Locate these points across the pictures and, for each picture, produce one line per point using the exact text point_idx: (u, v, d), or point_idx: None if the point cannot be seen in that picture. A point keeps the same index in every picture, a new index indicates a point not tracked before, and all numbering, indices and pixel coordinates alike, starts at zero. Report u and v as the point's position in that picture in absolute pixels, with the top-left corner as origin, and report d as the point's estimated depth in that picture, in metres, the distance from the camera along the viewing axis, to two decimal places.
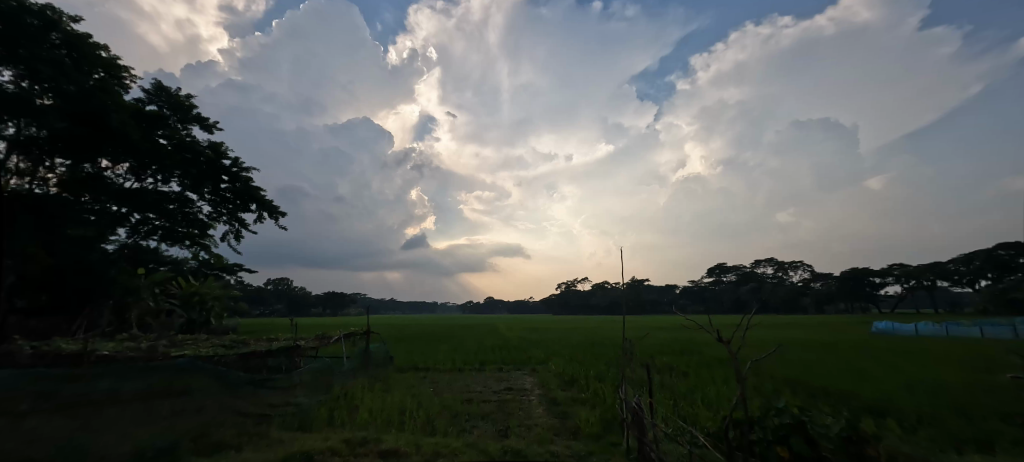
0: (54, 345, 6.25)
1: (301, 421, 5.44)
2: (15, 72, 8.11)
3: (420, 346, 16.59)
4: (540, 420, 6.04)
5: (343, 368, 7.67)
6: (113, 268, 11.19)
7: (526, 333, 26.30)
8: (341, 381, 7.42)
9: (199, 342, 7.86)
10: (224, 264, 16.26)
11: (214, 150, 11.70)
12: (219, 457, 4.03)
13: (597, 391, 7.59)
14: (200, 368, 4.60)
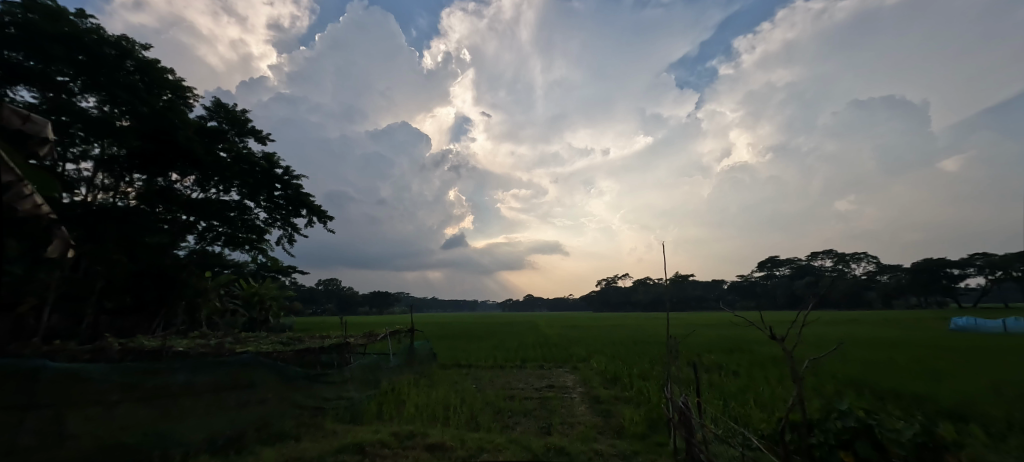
0: (139, 342, 6.98)
1: (352, 415, 5.70)
2: (98, 98, 9.19)
3: (463, 343, 16.93)
4: (582, 418, 5.98)
5: (390, 364, 7.97)
6: (185, 272, 12.29)
7: (567, 331, 26.17)
8: (388, 377, 7.72)
9: (260, 339, 8.48)
10: (280, 266, 17.43)
11: (268, 161, 12.55)
12: (280, 446, 4.33)
13: (641, 390, 7.40)
14: (263, 362, 4.81)
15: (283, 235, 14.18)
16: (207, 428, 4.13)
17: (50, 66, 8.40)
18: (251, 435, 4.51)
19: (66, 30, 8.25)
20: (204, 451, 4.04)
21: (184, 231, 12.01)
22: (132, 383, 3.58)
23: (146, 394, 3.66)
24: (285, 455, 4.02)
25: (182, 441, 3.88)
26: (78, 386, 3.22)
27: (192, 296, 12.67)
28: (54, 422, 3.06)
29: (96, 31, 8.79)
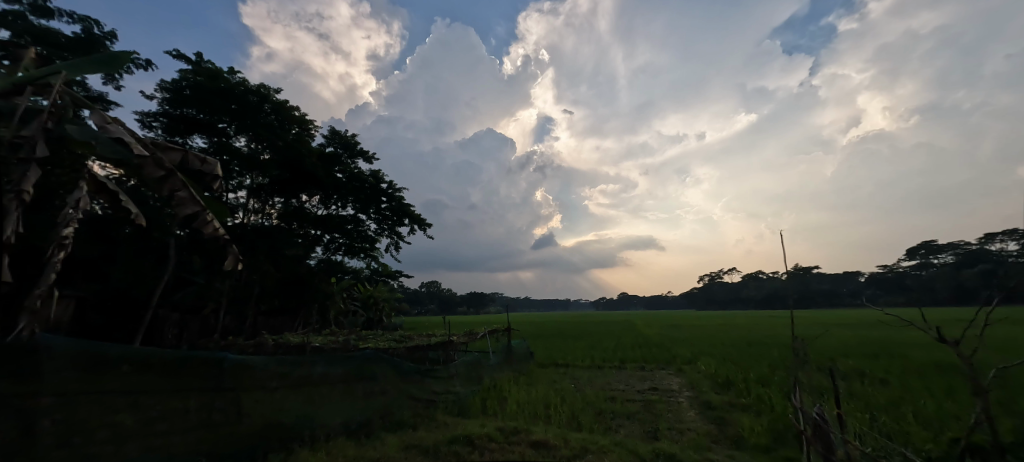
0: (287, 338, 8.33)
1: (460, 409, 6.01)
2: (248, 138, 11.19)
3: (558, 343, 16.93)
4: (693, 425, 5.54)
5: (492, 362, 8.29)
6: (316, 278, 14.31)
7: (667, 330, 24.58)
8: (491, 374, 8.02)
9: (378, 337, 9.52)
10: (390, 272, 19.36)
11: (375, 178, 14.09)
12: (400, 434, 4.78)
13: (761, 397, 6.61)
14: (382, 357, 5.33)
15: (390, 243, 15.66)
16: (342, 414, 4.76)
17: (214, 117, 10.49)
18: (376, 421, 5.08)
19: (222, 86, 10.22)
20: (340, 433, 4.64)
21: (313, 244, 13.93)
22: (282, 371, 4.18)
23: (296, 382, 4.30)
24: (405, 442, 4.42)
25: (324, 424, 4.52)
26: (248, 374, 3.86)
27: (322, 300, 14.59)
28: (235, 403, 3.74)
29: (243, 83, 10.76)
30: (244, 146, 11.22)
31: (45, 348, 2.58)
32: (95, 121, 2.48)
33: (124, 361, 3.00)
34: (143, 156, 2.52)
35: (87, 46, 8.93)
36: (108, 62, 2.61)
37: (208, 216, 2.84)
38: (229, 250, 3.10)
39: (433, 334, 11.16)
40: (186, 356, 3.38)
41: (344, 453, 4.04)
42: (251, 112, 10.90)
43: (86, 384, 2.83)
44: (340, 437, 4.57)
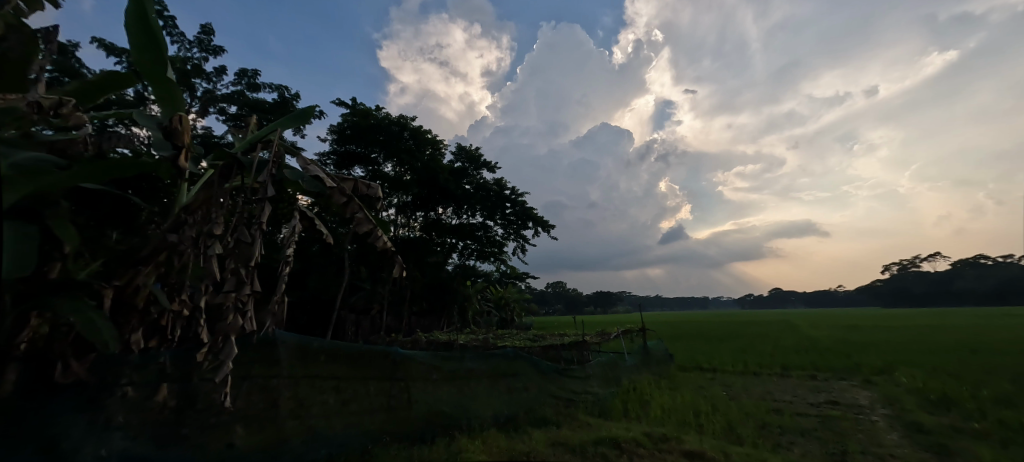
0: (435, 336, 9.36)
1: (601, 411, 5.74)
2: (394, 163, 13.18)
3: (697, 346, 15.45)
4: (898, 450, 4.44)
5: (629, 364, 7.76)
6: (455, 281, 15.53)
7: (839, 334, 20.32)
8: (630, 376, 7.55)
9: (512, 336, 10.05)
10: (518, 274, 20.32)
11: (498, 185, 15.05)
12: (545, 429, 4.77)
13: (1006, 423, 4.97)
14: (523, 356, 5.26)
15: (517, 247, 16.52)
16: (492, 407, 4.74)
17: (369, 149, 12.69)
18: (522, 416, 4.98)
19: (372, 122, 12.51)
20: (492, 426, 4.62)
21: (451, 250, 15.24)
22: (439, 364, 4.27)
23: (449, 375, 4.35)
24: (552, 439, 4.36)
25: (477, 418, 4.52)
26: (413, 364, 4.03)
27: (462, 301, 15.99)
28: (404, 392, 3.95)
29: (387, 117, 12.87)
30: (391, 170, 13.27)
31: (277, 342, 3.09)
32: (300, 165, 3.09)
33: (330, 352, 3.43)
34: (332, 188, 3.05)
35: (283, 110, 11.67)
36: (303, 117, 3.28)
37: (378, 233, 3.28)
38: (394, 260, 3.54)
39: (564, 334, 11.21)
40: (363, 349, 3.63)
41: (497, 445, 4.03)
42: (395, 140, 12.85)
43: (307, 369, 3.28)
44: (492, 429, 4.51)
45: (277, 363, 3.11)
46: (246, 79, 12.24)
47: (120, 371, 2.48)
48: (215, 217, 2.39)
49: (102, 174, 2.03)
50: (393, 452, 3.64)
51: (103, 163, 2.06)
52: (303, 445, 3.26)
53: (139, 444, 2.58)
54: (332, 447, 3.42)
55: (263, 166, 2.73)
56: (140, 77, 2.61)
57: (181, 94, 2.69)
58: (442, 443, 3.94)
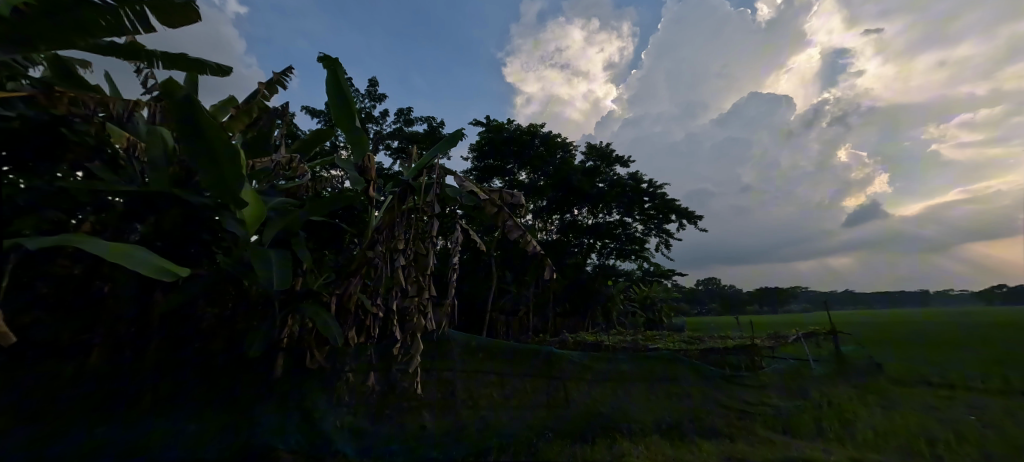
0: (581, 337, 9.39)
1: (786, 427, 4.93)
2: (528, 171, 13.98)
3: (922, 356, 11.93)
4: None
5: (815, 373, 6.28)
6: (595, 282, 15.33)
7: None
8: (822, 390, 6.03)
9: (664, 338, 9.42)
10: (662, 271, 18.99)
11: (633, 179, 14.50)
12: (719, 442, 4.25)
13: None
14: (682, 360, 4.84)
15: (660, 242, 15.63)
16: (652, 413, 4.45)
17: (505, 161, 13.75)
18: (687, 424, 4.58)
19: (506, 136, 13.45)
20: (656, 432, 4.32)
21: (589, 251, 15.37)
22: (591, 365, 4.23)
23: (602, 376, 4.26)
24: (727, 453, 3.88)
25: (639, 422, 4.28)
26: (567, 364, 4.10)
27: (604, 301, 15.56)
28: (560, 390, 3.99)
29: (518, 129, 13.70)
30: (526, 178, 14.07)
31: (449, 340, 3.68)
32: (456, 182, 3.50)
33: (492, 351, 3.81)
34: (485, 199, 3.38)
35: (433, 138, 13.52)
36: (452, 142, 3.76)
37: (527, 238, 3.46)
38: (544, 263, 3.65)
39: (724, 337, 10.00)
40: (518, 348, 3.90)
41: (661, 452, 3.77)
42: (527, 149, 13.64)
43: (473, 366, 3.70)
44: (656, 435, 4.21)
45: (450, 358, 3.65)
46: (403, 116, 14.52)
47: (344, 361, 3.30)
48: (398, 236, 3.01)
49: (321, 208, 2.97)
50: (558, 447, 3.61)
51: (322, 200, 2.99)
52: (479, 432, 3.48)
53: (360, 418, 3.19)
54: (502, 436, 3.55)
55: (429, 186, 3.18)
56: (337, 128, 3.32)
57: (364, 135, 3.31)
58: (604, 444, 3.79)
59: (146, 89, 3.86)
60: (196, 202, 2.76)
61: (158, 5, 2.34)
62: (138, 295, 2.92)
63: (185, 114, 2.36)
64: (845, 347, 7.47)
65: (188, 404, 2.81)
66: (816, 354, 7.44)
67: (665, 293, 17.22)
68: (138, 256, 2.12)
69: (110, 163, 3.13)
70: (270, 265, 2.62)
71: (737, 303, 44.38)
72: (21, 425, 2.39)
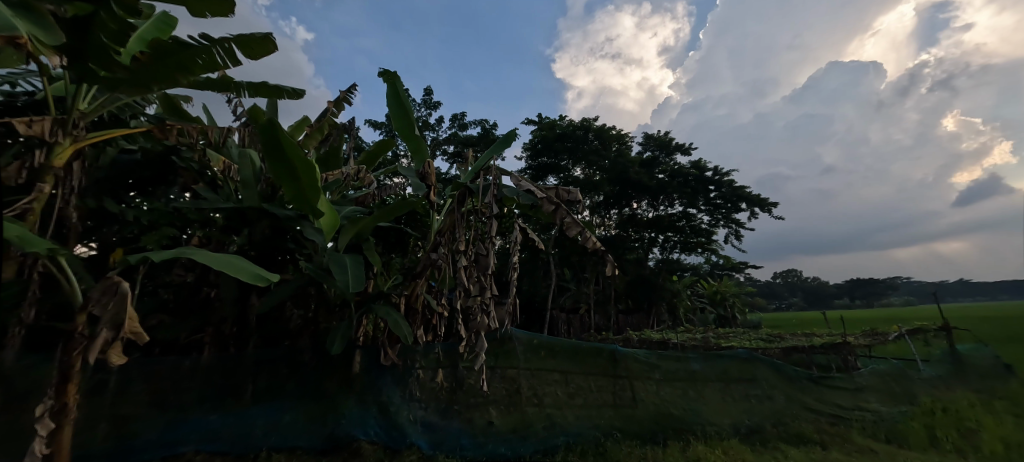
0: (646, 334, 9.06)
1: (891, 436, 4.38)
2: (582, 166, 13.74)
3: None
4: None
5: (925, 375, 5.49)
6: (658, 278, 14.71)
7: None
8: (936, 395, 5.26)
9: (739, 335, 8.78)
10: (732, 264, 17.72)
11: (697, 167, 13.65)
12: (808, 449, 3.90)
13: None
14: (762, 359, 4.50)
15: (729, 233, 14.58)
16: (728, 415, 4.19)
17: (558, 157, 13.63)
18: (769, 429, 4.24)
19: (559, 132, 13.31)
20: (733, 436, 4.09)
21: (651, 245, 14.79)
22: (659, 364, 4.07)
23: (673, 375, 4.08)
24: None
25: (714, 425, 4.06)
26: (633, 362, 3.98)
27: (670, 297, 14.82)
28: (627, 389, 3.89)
29: (571, 124, 13.51)
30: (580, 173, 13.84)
31: (513, 338, 3.65)
32: (512, 182, 3.54)
33: (556, 348, 3.74)
34: (543, 197, 3.38)
35: (487, 141, 13.78)
36: (506, 143, 3.81)
37: (586, 234, 3.41)
38: (605, 259, 3.57)
39: (808, 334, 9.10)
40: (582, 345, 3.80)
41: (741, 457, 3.52)
42: (581, 143, 13.41)
43: (538, 363, 3.69)
44: (734, 440, 3.95)
45: (515, 356, 3.64)
46: (457, 121, 14.95)
47: (414, 357, 3.39)
48: (459, 238, 3.12)
49: (388, 215, 3.15)
50: (628, 449, 3.54)
51: (388, 208, 3.16)
52: (545, 430, 3.55)
53: (431, 413, 3.42)
54: (568, 436, 3.58)
55: (487, 187, 3.27)
56: (398, 138, 3.51)
57: (423, 142, 3.47)
58: (676, 448, 3.65)
59: (235, 116, 4.35)
60: (281, 215, 3.07)
61: (242, 40, 2.60)
62: (238, 300, 3.31)
63: (269, 136, 2.61)
64: (965, 345, 6.48)
65: (280, 397, 3.09)
66: (927, 353, 6.50)
67: (737, 287, 15.95)
68: (241, 266, 2.38)
69: (211, 183, 3.64)
70: (347, 270, 2.86)
71: (822, 297, 40.10)
72: (153, 412, 2.79)
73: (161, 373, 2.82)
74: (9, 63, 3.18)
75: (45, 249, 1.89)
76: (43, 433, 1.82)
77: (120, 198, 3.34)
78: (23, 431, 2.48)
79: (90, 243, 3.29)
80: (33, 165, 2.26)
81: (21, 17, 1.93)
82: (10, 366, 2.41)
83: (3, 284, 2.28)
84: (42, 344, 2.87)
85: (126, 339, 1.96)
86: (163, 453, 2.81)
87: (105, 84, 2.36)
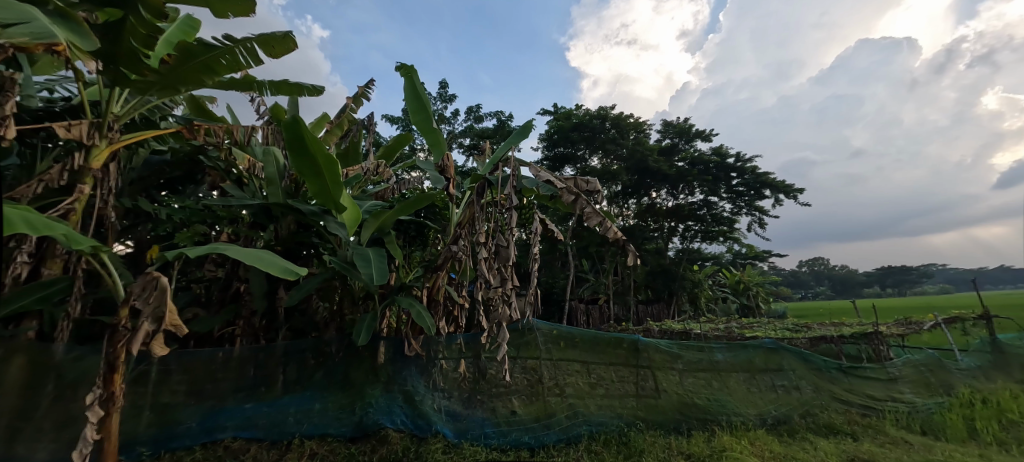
0: (667, 325, 8.98)
1: (926, 428, 4.23)
2: (599, 155, 13.58)
3: None
4: None
5: (962, 365, 5.27)
6: (678, 268, 14.51)
7: None
8: (974, 386, 5.05)
9: (763, 325, 8.61)
10: (756, 253, 17.33)
11: (718, 154, 13.28)
12: (839, 440, 3.80)
13: None
14: (788, 349, 4.44)
15: (752, 221, 14.22)
16: (754, 406, 4.13)
17: (575, 147, 13.51)
18: (798, 420, 4.15)
19: (575, 122, 13.13)
20: (761, 426, 4.02)
21: (670, 234, 14.59)
22: (682, 354, 4.06)
23: (697, 366, 4.05)
24: (848, 453, 3.46)
25: (741, 415, 4.00)
26: (656, 353, 3.96)
27: (691, 287, 14.56)
28: (651, 380, 3.88)
29: (587, 113, 13.30)
30: (597, 163, 13.70)
31: (534, 329, 3.68)
32: (531, 173, 3.54)
33: (577, 339, 3.78)
34: (562, 188, 3.37)
35: (503, 132, 13.75)
36: (523, 134, 3.79)
37: (606, 224, 3.38)
38: (626, 249, 3.53)
39: (836, 323, 8.85)
40: (603, 336, 3.82)
41: (769, 448, 3.46)
42: (597, 132, 13.23)
43: (559, 354, 3.72)
44: (761, 430, 3.88)
45: (537, 347, 3.68)
46: (473, 114, 14.96)
47: (437, 348, 3.47)
48: (478, 230, 3.14)
49: (408, 208, 3.20)
50: (651, 438, 3.53)
51: (408, 201, 3.21)
52: (568, 419, 3.56)
53: (454, 402, 3.49)
54: (593, 424, 3.59)
55: (505, 179, 3.29)
56: (416, 132, 3.53)
57: (440, 135, 3.49)
58: (701, 437, 3.61)
59: (259, 115, 4.45)
60: (305, 210, 3.13)
61: (264, 39, 2.65)
62: (267, 293, 3.42)
63: (293, 133, 2.68)
64: (1005, 334, 6.21)
65: (310, 387, 3.21)
66: (964, 342, 6.25)
67: (761, 276, 15.54)
68: (270, 261, 2.46)
69: (238, 182, 3.68)
70: (371, 263, 2.92)
71: (850, 286, 38.77)
72: (192, 401, 2.92)
73: (197, 364, 2.94)
74: (47, 70, 3.32)
75: (89, 247, 1.98)
76: (94, 419, 1.94)
77: (153, 197, 3.54)
78: (75, 419, 2.64)
79: (127, 241, 3.44)
80: (73, 168, 2.37)
81: (60, 26, 2.03)
82: (60, 357, 2.57)
83: (52, 280, 2.43)
84: (89, 336, 3.04)
85: (166, 330, 2.06)
86: (203, 440, 2.94)
87: (137, 87, 2.45)
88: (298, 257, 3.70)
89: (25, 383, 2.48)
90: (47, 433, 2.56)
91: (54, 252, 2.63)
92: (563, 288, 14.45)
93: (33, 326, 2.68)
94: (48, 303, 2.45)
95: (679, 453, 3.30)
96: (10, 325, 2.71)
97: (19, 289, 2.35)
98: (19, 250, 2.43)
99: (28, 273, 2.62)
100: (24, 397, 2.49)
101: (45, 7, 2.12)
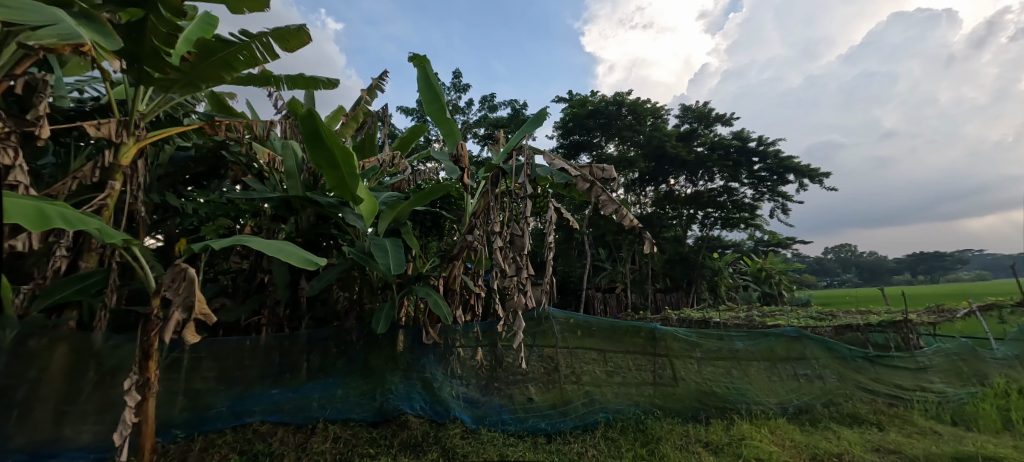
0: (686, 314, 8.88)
1: (957, 418, 4.08)
2: (616, 142, 13.35)
3: None
4: None
5: (997, 354, 5.08)
6: (697, 256, 14.31)
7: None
8: (1010, 375, 4.86)
9: (785, 314, 8.43)
10: (779, 240, 16.87)
11: (739, 138, 12.89)
12: (866, 430, 3.70)
13: None
14: (811, 337, 4.35)
15: (775, 206, 13.81)
16: (775, 394, 4.07)
17: (592, 135, 13.33)
18: (821, 409, 4.06)
19: (591, 109, 12.85)
20: (781, 415, 3.95)
21: (689, 221, 14.35)
22: (701, 342, 4.02)
23: (714, 355, 4.01)
24: (874, 443, 3.37)
25: (761, 404, 3.95)
26: (674, 341, 3.94)
27: (711, 276, 14.25)
28: (669, 368, 3.86)
29: (603, 100, 13.04)
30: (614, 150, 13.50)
31: (550, 317, 3.72)
32: (546, 162, 3.50)
33: (593, 328, 3.82)
34: (576, 176, 3.33)
35: (517, 121, 13.63)
36: (538, 122, 3.76)
37: (622, 212, 3.31)
38: (644, 238, 3.45)
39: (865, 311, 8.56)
40: (619, 324, 3.83)
41: (790, 437, 3.41)
42: (614, 118, 12.96)
43: (576, 342, 3.75)
44: (782, 419, 3.82)
45: (553, 335, 3.71)
46: (486, 103, 14.88)
47: (454, 337, 3.55)
48: (493, 219, 3.15)
49: (423, 200, 3.24)
50: (668, 426, 3.51)
51: (422, 192, 3.23)
52: (584, 406, 3.59)
53: (472, 389, 3.55)
54: (609, 412, 3.61)
55: (519, 168, 3.26)
56: (430, 122, 3.54)
57: (454, 125, 3.49)
58: (720, 425, 3.58)
59: (277, 110, 4.54)
60: (324, 202, 3.18)
61: (279, 33, 2.70)
62: (290, 283, 3.53)
63: (309, 126, 2.72)
64: None
65: (332, 374, 3.31)
66: (1003, 331, 5.98)
67: (784, 263, 15.13)
68: (291, 252, 2.52)
69: (259, 175, 3.75)
70: (388, 254, 2.98)
71: (879, 273, 37.44)
72: (222, 386, 3.05)
73: (226, 352, 3.06)
74: (77, 71, 3.45)
75: (122, 241, 2.06)
76: (133, 403, 2.04)
77: (180, 192, 3.69)
78: (115, 403, 2.79)
79: (157, 235, 3.60)
80: (105, 165, 2.47)
81: (85, 26, 2.10)
82: (100, 345, 2.71)
83: (89, 272, 2.56)
84: (126, 325, 3.20)
85: (197, 319, 2.15)
86: (233, 423, 3.07)
87: (160, 85, 2.51)
88: (319, 248, 3.79)
89: (69, 370, 2.64)
90: (90, 416, 2.72)
91: (89, 246, 2.74)
92: (580, 277, 14.36)
93: (74, 316, 2.83)
94: (87, 295, 2.58)
95: (697, 441, 3.28)
96: (53, 315, 2.87)
97: (59, 282, 2.47)
98: (58, 245, 2.54)
99: (67, 266, 2.77)
100: (68, 383, 2.64)
101: (71, 9, 2.19)
